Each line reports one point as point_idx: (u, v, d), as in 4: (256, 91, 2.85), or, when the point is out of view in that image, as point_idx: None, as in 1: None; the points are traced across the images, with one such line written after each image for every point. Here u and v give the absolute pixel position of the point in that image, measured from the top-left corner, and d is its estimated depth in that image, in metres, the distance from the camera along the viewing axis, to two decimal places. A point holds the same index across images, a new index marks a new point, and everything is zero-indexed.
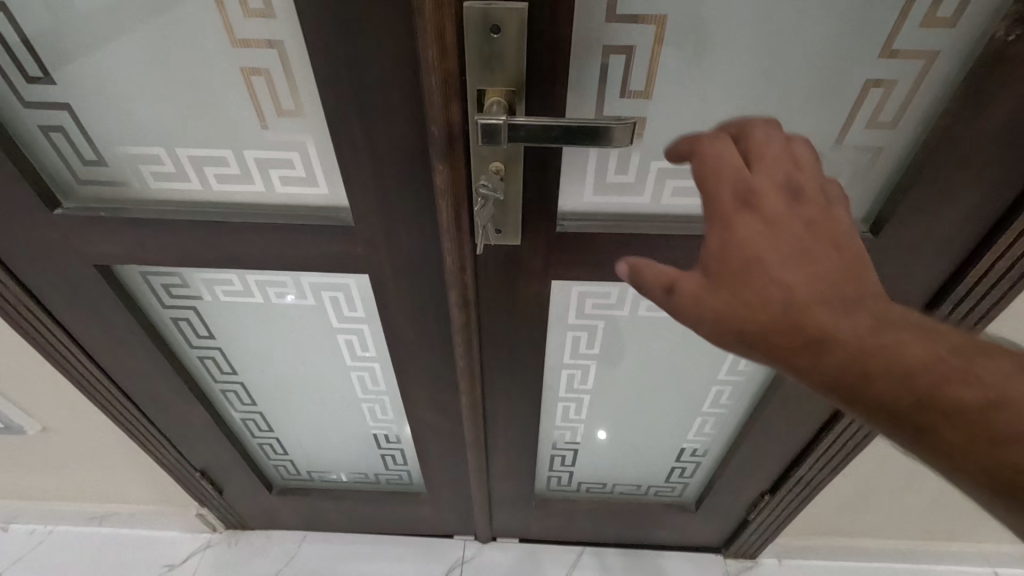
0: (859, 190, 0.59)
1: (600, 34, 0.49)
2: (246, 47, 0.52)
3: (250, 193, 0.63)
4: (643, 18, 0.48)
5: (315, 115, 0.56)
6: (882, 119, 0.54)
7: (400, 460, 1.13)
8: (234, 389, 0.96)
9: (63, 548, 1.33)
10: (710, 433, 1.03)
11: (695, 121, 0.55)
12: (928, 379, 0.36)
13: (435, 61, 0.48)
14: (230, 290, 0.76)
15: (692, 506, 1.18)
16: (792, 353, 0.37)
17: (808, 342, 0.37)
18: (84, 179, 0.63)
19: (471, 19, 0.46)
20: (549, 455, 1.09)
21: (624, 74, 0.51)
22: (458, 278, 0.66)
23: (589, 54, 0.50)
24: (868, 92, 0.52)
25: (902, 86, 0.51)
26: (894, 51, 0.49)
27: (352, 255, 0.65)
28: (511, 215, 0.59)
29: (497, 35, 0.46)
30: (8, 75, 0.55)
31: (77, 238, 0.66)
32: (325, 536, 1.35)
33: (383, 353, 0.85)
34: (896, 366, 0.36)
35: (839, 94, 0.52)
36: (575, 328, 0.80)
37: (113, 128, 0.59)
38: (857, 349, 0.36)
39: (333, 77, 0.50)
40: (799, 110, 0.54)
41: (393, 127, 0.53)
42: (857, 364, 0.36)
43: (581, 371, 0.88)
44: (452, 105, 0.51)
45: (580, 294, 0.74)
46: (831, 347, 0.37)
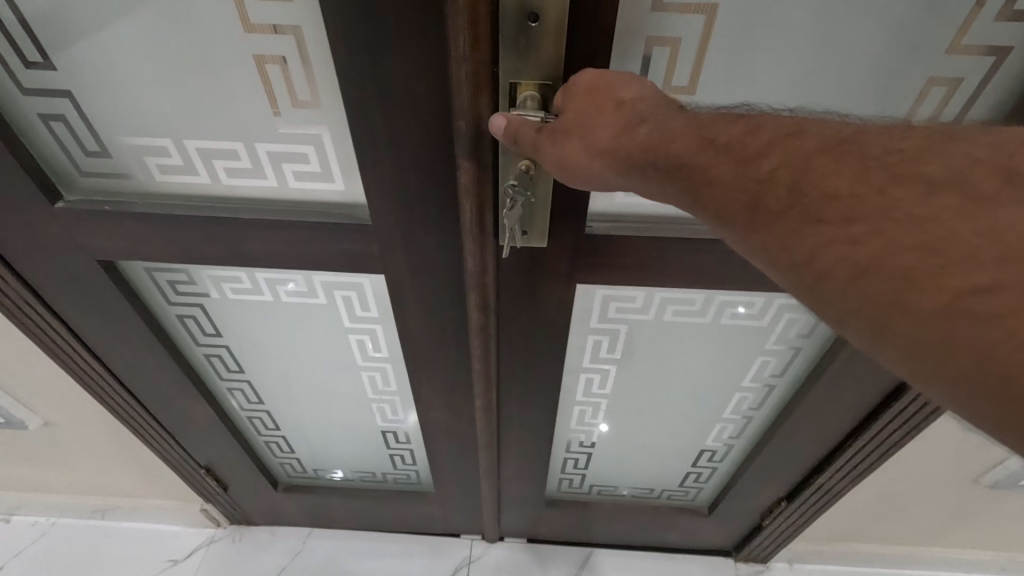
0: None
1: (645, 24, 0.46)
2: (258, 31, 0.48)
3: (262, 187, 0.59)
4: (693, 7, 0.45)
5: (332, 107, 0.52)
6: (943, 119, 0.51)
7: (409, 459, 1.10)
8: (240, 387, 0.93)
9: (65, 541, 1.31)
10: (733, 439, 1.00)
11: None
12: (712, 142, 0.36)
13: (468, 50, 0.44)
14: (239, 288, 0.73)
15: (706, 511, 1.16)
16: (612, 145, 0.40)
17: (625, 128, 0.40)
18: (87, 171, 0.60)
19: (508, 7, 0.43)
20: (563, 458, 1.06)
21: (667, 67, 0.49)
22: (478, 280, 0.63)
23: (630, 45, 0.47)
24: (930, 90, 0.49)
25: (968, 85, 0.48)
26: (965, 46, 0.46)
27: (368, 254, 0.62)
28: (539, 216, 0.56)
29: (535, 22, 0.43)
30: (5, 60, 0.51)
31: (80, 233, 0.63)
32: (330, 532, 1.33)
33: (396, 353, 0.82)
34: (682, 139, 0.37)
35: (895, 91, 0.49)
36: (597, 331, 0.77)
37: (117, 117, 0.55)
38: (659, 132, 0.38)
39: (354, 67, 0.46)
40: (852, 110, 0.51)
41: (417, 121, 0.50)
42: (658, 142, 0.38)
43: (600, 375, 0.85)
44: (481, 99, 0.48)
45: (605, 297, 0.71)
46: (642, 130, 0.39)
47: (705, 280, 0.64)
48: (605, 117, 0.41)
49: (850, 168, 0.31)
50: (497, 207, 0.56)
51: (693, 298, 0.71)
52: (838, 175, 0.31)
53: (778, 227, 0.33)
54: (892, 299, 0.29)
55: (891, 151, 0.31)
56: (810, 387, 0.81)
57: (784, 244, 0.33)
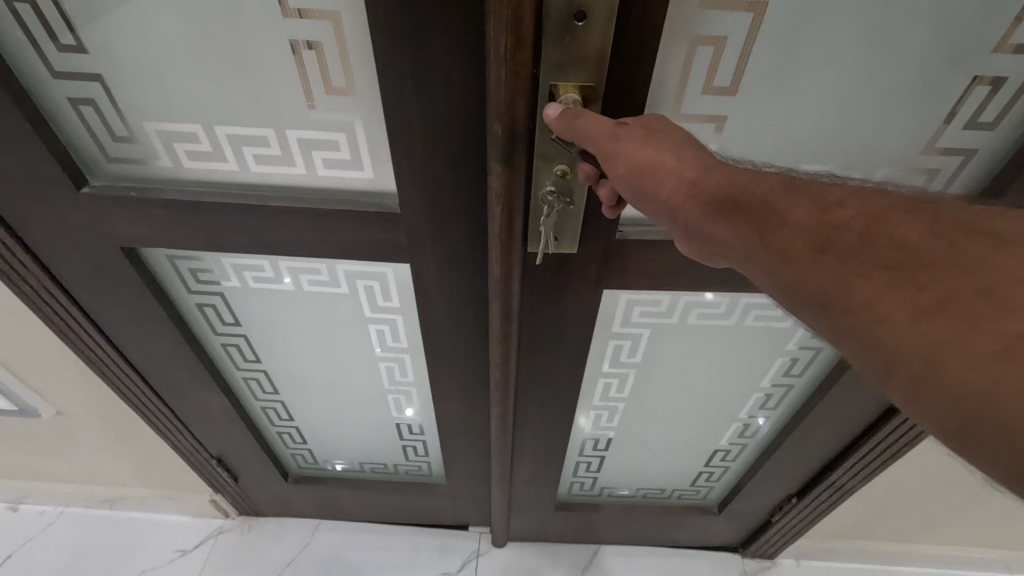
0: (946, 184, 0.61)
1: (691, 21, 0.49)
2: (297, 17, 0.48)
3: (290, 174, 0.59)
4: (743, 6, 0.48)
5: (366, 93, 0.52)
6: (982, 119, 0.55)
7: (421, 451, 1.11)
8: (256, 377, 0.93)
9: (73, 530, 1.31)
10: (747, 438, 1.01)
11: (784, 117, 0.55)
12: (783, 189, 0.38)
13: (511, 53, 0.44)
14: (261, 276, 0.73)
15: (715, 509, 1.17)
16: (683, 174, 0.41)
17: (699, 168, 0.41)
18: (113, 156, 0.60)
19: (556, 6, 0.44)
20: (575, 461, 1.07)
21: (711, 67, 0.51)
22: (502, 292, 0.63)
23: (676, 43, 0.50)
24: (971, 90, 0.53)
25: (1007, 84, 0.52)
26: (1013, 45, 0.49)
27: (394, 244, 0.62)
28: (570, 224, 0.58)
29: (581, 22, 0.44)
30: (38, 41, 0.51)
31: (104, 219, 0.63)
32: (339, 525, 1.33)
33: (415, 343, 0.82)
34: (751, 184, 0.39)
35: (932, 87, 0.53)
36: (619, 336, 0.78)
37: (147, 102, 0.55)
38: (733, 177, 0.40)
39: (394, 54, 0.46)
40: (892, 109, 0.55)
41: (454, 113, 0.50)
42: (731, 185, 0.40)
43: (618, 379, 0.86)
44: (517, 100, 0.47)
45: (629, 301, 0.72)
46: (713, 173, 0.41)
47: (732, 284, 0.65)
48: (679, 150, 0.42)
49: (921, 221, 0.33)
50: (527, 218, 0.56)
51: (716, 301, 0.72)
52: (911, 225, 0.33)
53: (845, 268, 0.33)
54: (934, 333, 0.29)
55: (965, 210, 0.33)
56: (829, 388, 0.81)
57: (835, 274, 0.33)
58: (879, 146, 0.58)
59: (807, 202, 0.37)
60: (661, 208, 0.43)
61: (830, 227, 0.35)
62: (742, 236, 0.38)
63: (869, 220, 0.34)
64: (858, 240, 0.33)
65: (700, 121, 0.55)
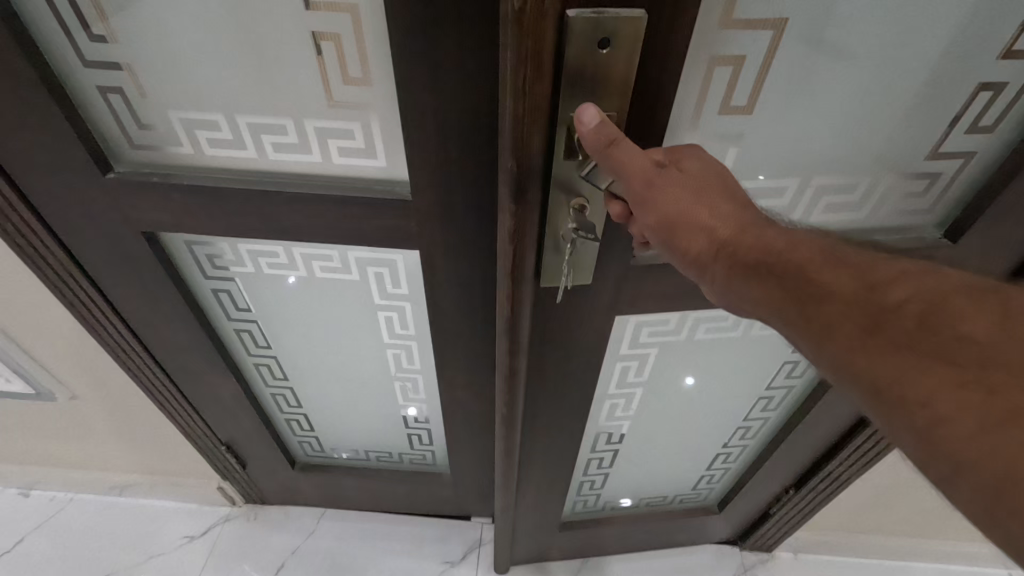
0: (948, 184, 0.65)
1: (713, 42, 0.51)
2: (318, 10, 0.51)
3: (306, 162, 0.62)
4: (761, 24, 0.50)
5: (382, 84, 0.55)
6: (983, 123, 0.59)
7: (426, 440, 1.13)
8: (267, 363, 0.96)
9: (84, 515, 1.34)
10: (748, 439, 1.05)
11: (797, 123, 0.58)
12: (824, 263, 0.42)
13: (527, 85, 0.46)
14: (275, 262, 0.76)
15: (717, 508, 1.20)
16: (727, 241, 0.46)
17: (745, 236, 0.46)
18: (137, 142, 0.62)
19: (580, 34, 0.45)
20: (579, 481, 1.11)
21: (729, 86, 0.54)
22: (511, 333, 0.67)
23: (697, 64, 0.52)
24: (977, 95, 0.56)
25: (1007, 89, 0.56)
26: (1014, 51, 0.53)
27: (406, 229, 0.65)
28: (585, 257, 0.61)
29: (605, 47, 0.46)
30: (70, 31, 0.54)
31: (126, 203, 0.65)
32: (343, 513, 1.35)
33: (423, 331, 0.84)
34: (791, 255, 0.44)
35: (929, 90, 0.56)
36: (626, 358, 0.84)
37: (173, 90, 0.58)
38: (776, 247, 0.44)
39: (409, 46, 0.49)
40: (899, 114, 0.58)
41: (470, 112, 0.53)
42: (772, 253, 0.44)
43: (624, 401, 0.93)
44: (533, 132, 0.50)
45: (637, 323, 0.78)
46: (755, 240, 0.45)
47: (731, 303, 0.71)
48: (725, 218, 0.47)
49: (976, 314, 0.36)
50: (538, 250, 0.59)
51: (726, 319, 0.79)
52: (965, 316, 0.36)
53: (887, 351, 0.37)
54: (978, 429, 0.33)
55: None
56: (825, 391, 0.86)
57: (860, 344, 0.39)
58: (888, 147, 0.61)
59: (851, 280, 0.41)
60: (694, 263, 0.48)
61: (876, 307, 0.39)
62: (783, 303, 0.43)
63: (917, 307, 0.38)
64: (903, 326, 0.37)
65: (715, 136, 0.58)
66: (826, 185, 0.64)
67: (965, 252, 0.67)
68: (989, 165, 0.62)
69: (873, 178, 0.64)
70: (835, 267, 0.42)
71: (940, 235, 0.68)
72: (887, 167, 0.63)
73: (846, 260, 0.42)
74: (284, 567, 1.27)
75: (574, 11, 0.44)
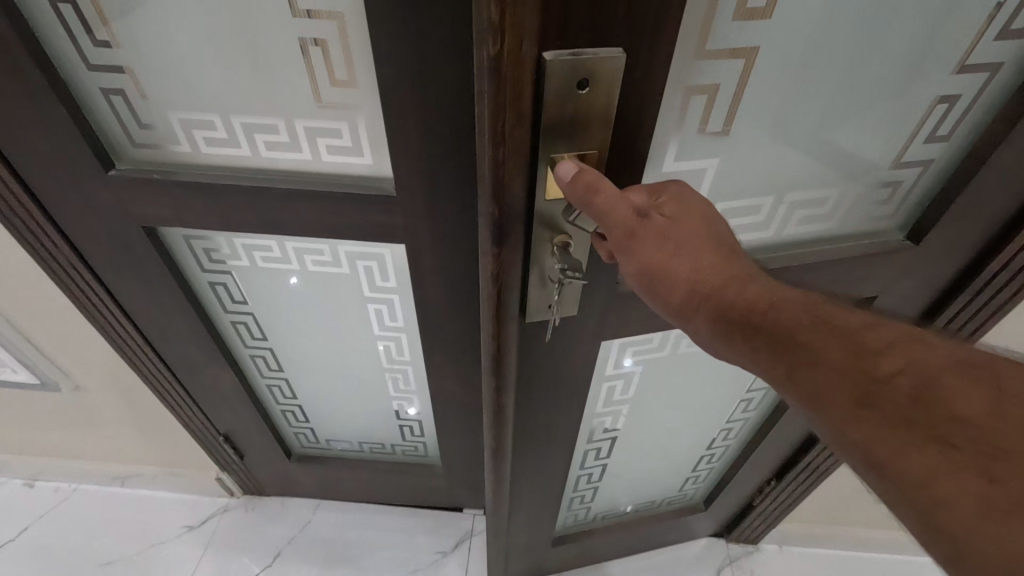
0: (908, 190, 0.68)
1: (688, 71, 0.52)
2: (306, 16, 0.54)
3: (297, 160, 0.66)
4: (735, 52, 0.51)
5: (367, 86, 0.58)
6: (940, 133, 0.62)
7: (417, 432, 1.16)
8: (263, 355, 0.99)
9: (87, 505, 1.38)
10: (730, 439, 1.08)
11: (768, 140, 0.60)
12: (805, 323, 0.43)
13: (506, 130, 0.46)
14: (269, 256, 0.79)
15: (703, 505, 1.23)
16: (711, 295, 0.48)
17: (728, 290, 0.47)
18: (137, 141, 0.66)
19: (559, 75, 0.45)
20: (570, 498, 1.13)
21: (704, 111, 0.56)
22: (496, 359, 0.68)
23: (674, 93, 0.54)
24: (935, 108, 0.59)
25: (961, 100, 0.59)
26: (967, 65, 0.56)
27: (392, 224, 0.68)
28: (571, 290, 0.62)
29: (584, 87, 0.46)
30: (75, 36, 0.57)
31: (127, 199, 0.69)
32: (338, 504, 1.39)
33: (411, 323, 0.88)
34: (772, 313, 0.44)
35: (890, 104, 0.59)
36: (612, 378, 0.87)
37: (171, 92, 0.61)
38: (757, 304, 0.45)
39: (391, 51, 0.53)
40: (863, 127, 0.60)
41: (452, 114, 0.57)
42: (752, 310, 0.45)
43: (611, 417, 0.96)
44: (515, 171, 0.50)
45: (621, 345, 0.81)
46: (736, 296, 0.47)
47: None
48: (709, 269, 0.48)
49: (968, 385, 0.35)
50: (524, 287, 0.61)
51: None
52: (950, 385, 0.35)
53: (875, 422, 0.37)
54: (969, 517, 0.32)
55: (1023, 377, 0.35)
56: None
57: (847, 415, 0.38)
58: (854, 158, 0.64)
59: (832, 341, 0.41)
60: (683, 314, 0.50)
61: (861, 375, 0.38)
62: (767, 361, 0.44)
63: (904, 376, 0.37)
64: (888, 395, 0.37)
65: (693, 156, 0.60)
66: (798, 200, 0.68)
67: (929, 250, 0.70)
68: (947, 171, 0.65)
69: (841, 190, 0.67)
70: (823, 332, 0.41)
71: (903, 237, 0.71)
72: (854, 177, 0.66)
73: (835, 324, 0.42)
74: (280, 555, 1.31)
75: (550, 52, 0.44)
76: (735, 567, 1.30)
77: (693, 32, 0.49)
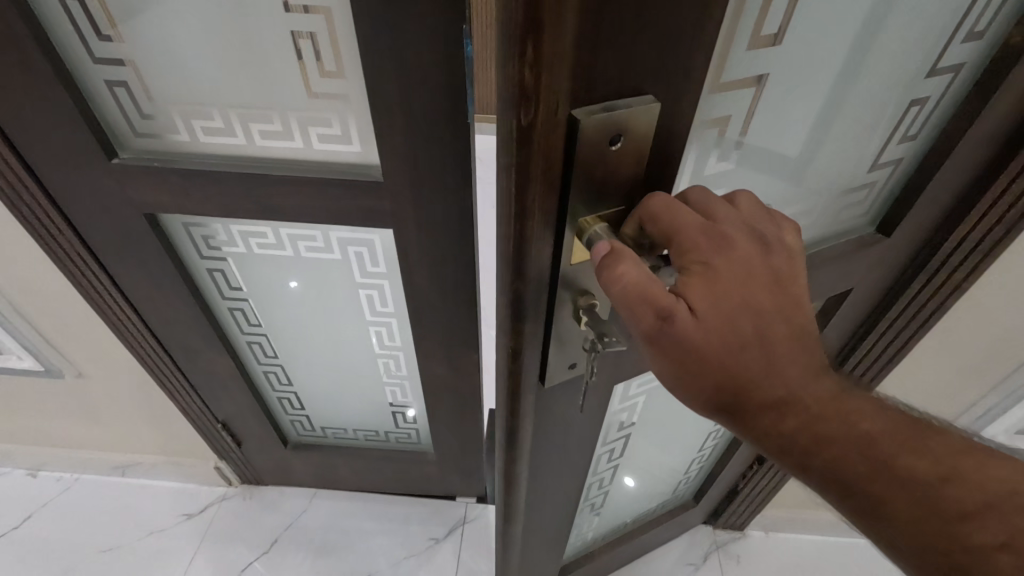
0: (875, 189, 0.65)
1: (704, 108, 0.48)
2: (295, 11, 0.58)
3: (290, 148, 0.70)
4: (749, 80, 0.48)
5: (355, 76, 0.63)
6: (910, 133, 0.59)
7: (410, 418, 1.20)
8: (259, 341, 1.03)
9: (90, 494, 1.41)
10: (717, 439, 1.11)
11: (750, 156, 0.56)
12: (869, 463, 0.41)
13: (533, 203, 0.40)
14: (264, 242, 0.84)
15: (693, 502, 1.26)
16: (765, 416, 0.42)
17: (785, 414, 0.42)
18: (140, 131, 0.70)
19: (592, 132, 0.38)
20: (576, 527, 1.11)
21: (715, 142, 0.52)
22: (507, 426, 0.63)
23: (696, 133, 0.50)
24: (907, 111, 0.57)
25: (929, 101, 0.57)
26: (939, 66, 0.54)
27: (380, 209, 0.72)
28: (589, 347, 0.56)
29: (616, 143, 0.39)
30: (82, 31, 0.61)
31: (129, 186, 0.72)
32: (335, 493, 1.42)
33: (402, 308, 0.92)
34: (840, 447, 0.41)
35: (861, 107, 0.55)
36: (617, 412, 0.87)
37: (171, 84, 0.65)
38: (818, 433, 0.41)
39: (373, 43, 0.56)
40: (840, 134, 0.57)
41: (434, 104, 0.61)
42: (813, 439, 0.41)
43: (617, 446, 0.95)
44: (539, 239, 0.43)
45: (625, 386, 0.81)
46: (791, 416, 0.42)
47: None
48: (763, 384, 0.41)
49: None
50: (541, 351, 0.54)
51: None
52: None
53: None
54: None
55: None
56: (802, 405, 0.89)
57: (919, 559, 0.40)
58: (832, 165, 0.61)
59: (897, 488, 0.40)
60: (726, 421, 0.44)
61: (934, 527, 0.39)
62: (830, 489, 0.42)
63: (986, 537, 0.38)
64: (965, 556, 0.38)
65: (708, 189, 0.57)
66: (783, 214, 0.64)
67: (897, 243, 0.67)
68: (912, 167, 0.62)
69: (819, 196, 0.64)
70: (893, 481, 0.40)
71: (873, 231, 0.67)
72: (832, 182, 0.63)
73: (898, 464, 0.40)
74: (277, 542, 1.34)
75: (580, 108, 0.37)
76: (722, 551, 1.33)
77: (710, 68, 0.45)
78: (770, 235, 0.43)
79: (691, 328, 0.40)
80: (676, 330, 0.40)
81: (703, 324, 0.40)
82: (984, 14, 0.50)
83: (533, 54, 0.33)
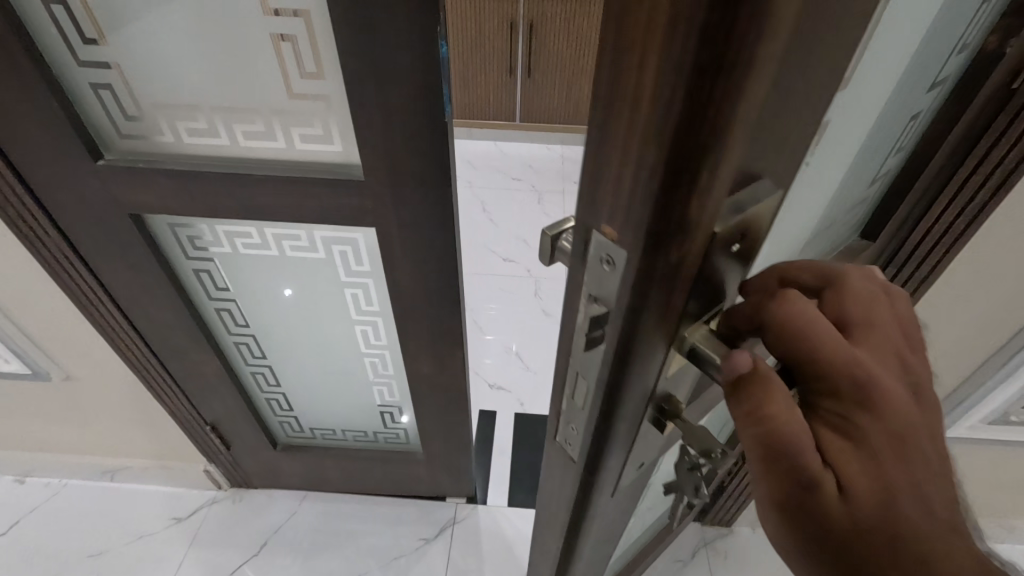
0: (864, 205, 0.63)
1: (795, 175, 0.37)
2: (277, 15, 0.60)
3: (273, 148, 0.71)
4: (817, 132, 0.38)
5: (335, 77, 0.64)
6: (901, 147, 0.58)
7: (398, 417, 1.21)
8: (247, 342, 1.04)
9: (78, 499, 1.41)
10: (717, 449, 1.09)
11: (804, 208, 0.47)
12: None
13: (652, 324, 0.34)
14: (250, 242, 0.85)
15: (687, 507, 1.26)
16: None
17: None
18: (125, 133, 0.71)
19: (723, 244, 0.31)
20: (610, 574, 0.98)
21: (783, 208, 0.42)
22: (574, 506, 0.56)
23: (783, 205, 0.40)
24: (907, 126, 0.55)
25: (920, 116, 0.55)
26: (936, 80, 0.52)
27: (362, 207, 0.73)
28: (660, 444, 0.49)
29: (737, 247, 0.33)
30: (66, 35, 0.62)
31: (114, 186, 0.73)
32: (324, 496, 1.42)
33: (386, 306, 0.93)
34: None
35: (883, 130, 0.51)
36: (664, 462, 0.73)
37: (156, 85, 0.67)
38: None
39: (351, 45, 0.58)
40: (865, 161, 0.52)
41: (412, 104, 0.63)
42: None
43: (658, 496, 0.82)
44: (652, 359, 0.37)
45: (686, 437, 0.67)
46: None
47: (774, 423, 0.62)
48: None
49: None
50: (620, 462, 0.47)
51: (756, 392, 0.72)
52: None
53: None
54: None
55: None
56: None
57: None
58: (851, 192, 0.56)
59: None
60: None
61: None
62: None
63: None
64: None
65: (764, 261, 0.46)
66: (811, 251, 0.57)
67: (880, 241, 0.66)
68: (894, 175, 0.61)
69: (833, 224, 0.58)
70: None
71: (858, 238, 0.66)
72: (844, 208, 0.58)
73: None
74: (266, 545, 1.34)
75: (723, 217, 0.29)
76: (710, 548, 1.34)
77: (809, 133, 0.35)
78: (925, 377, 0.35)
79: (834, 503, 0.32)
80: (816, 503, 0.32)
81: (850, 501, 0.32)
82: (974, 27, 0.49)
83: (699, 180, 0.27)
